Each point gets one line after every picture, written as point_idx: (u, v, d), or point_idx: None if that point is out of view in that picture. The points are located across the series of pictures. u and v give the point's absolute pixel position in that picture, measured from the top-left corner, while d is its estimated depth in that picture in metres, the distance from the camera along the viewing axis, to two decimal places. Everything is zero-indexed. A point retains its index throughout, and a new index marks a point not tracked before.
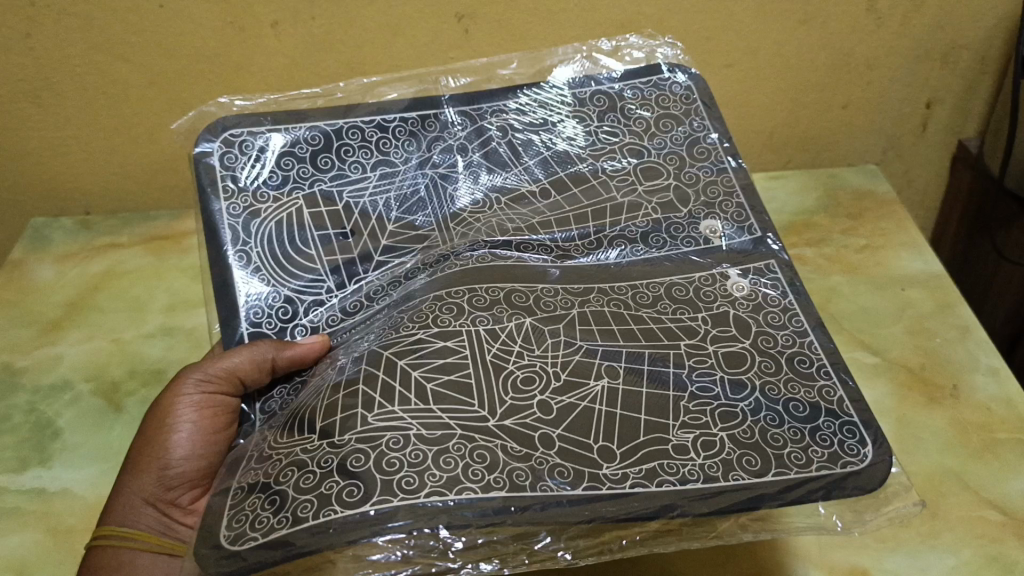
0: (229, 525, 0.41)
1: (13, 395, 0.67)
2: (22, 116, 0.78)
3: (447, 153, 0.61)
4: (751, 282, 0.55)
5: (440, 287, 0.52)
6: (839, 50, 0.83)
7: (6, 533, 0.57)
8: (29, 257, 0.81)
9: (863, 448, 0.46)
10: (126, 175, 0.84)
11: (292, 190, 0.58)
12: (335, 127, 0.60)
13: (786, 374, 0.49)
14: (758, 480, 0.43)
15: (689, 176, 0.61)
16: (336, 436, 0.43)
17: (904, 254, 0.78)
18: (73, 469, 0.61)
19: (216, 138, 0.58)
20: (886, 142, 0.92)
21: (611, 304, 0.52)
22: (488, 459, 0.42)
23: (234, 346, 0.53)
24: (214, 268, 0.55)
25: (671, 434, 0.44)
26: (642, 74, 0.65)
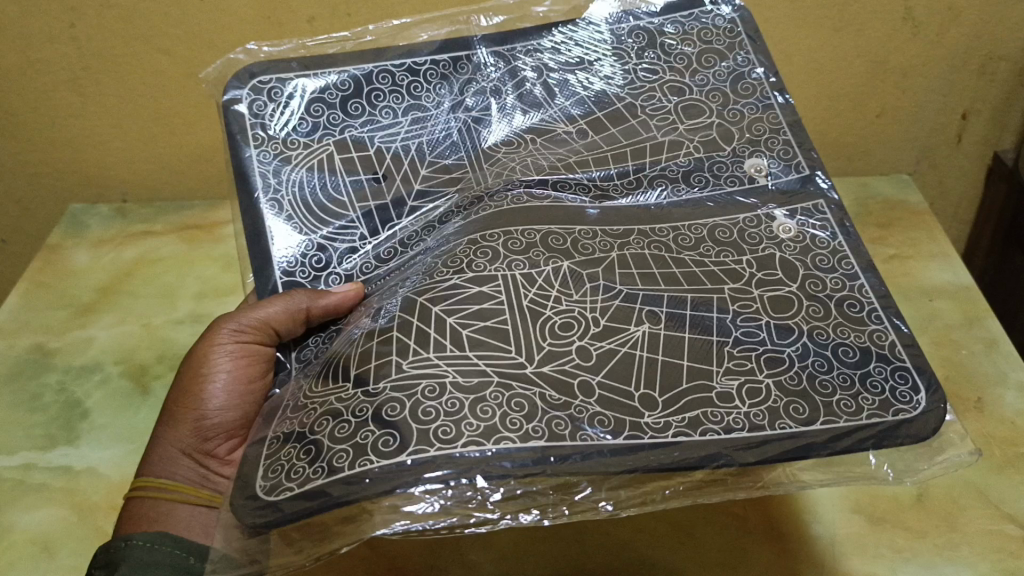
0: (265, 474, 0.42)
1: (45, 374, 0.68)
2: (63, 104, 0.80)
3: (480, 95, 0.61)
4: (799, 223, 0.54)
5: (475, 231, 0.52)
6: (875, 58, 0.83)
7: (33, 507, 0.58)
8: (65, 242, 0.83)
9: (916, 395, 0.45)
10: (163, 165, 0.85)
11: (323, 136, 0.59)
12: (364, 72, 0.60)
13: (836, 318, 0.49)
14: (805, 428, 0.43)
15: (733, 113, 0.60)
16: (370, 385, 0.43)
17: (933, 265, 0.78)
18: (100, 448, 0.62)
19: (244, 85, 0.59)
20: (920, 153, 0.91)
21: (652, 246, 0.52)
22: (526, 407, 0.42)
23: (267, 295, 0.54)
24: (246, 217, 0.56)
25: (715, 381, 0.44)
26: (683, 7, 0.64)
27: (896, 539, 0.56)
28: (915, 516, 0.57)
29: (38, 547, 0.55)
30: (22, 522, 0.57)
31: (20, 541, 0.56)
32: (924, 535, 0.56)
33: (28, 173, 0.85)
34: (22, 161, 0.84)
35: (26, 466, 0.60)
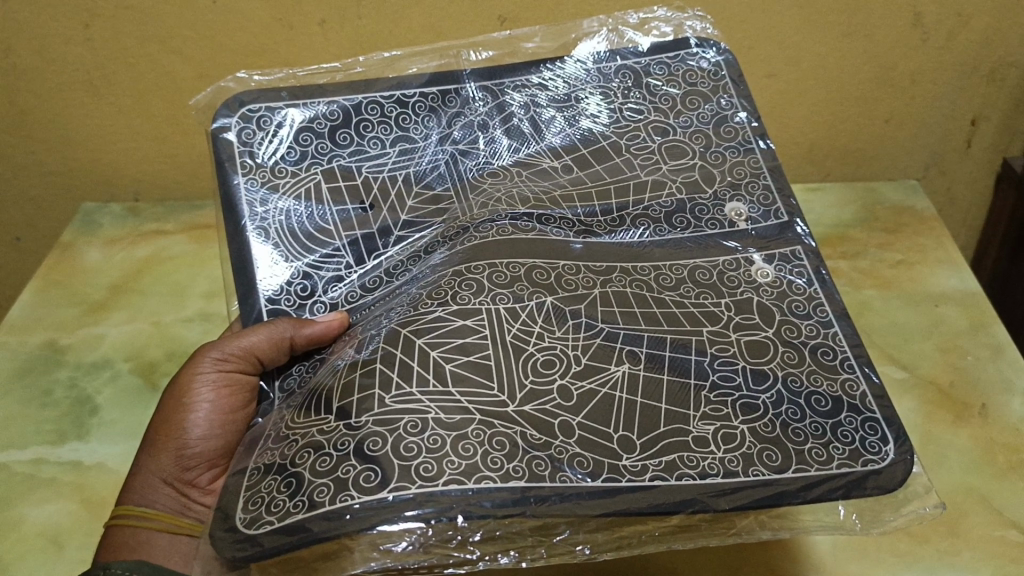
0: (246, 507, 0.43)
1: (56, 370, 0.69)
2: (78, 104, 0.81)
3: (468, 129, 0.62)
4: (777, 268, 0.56)
5: (459, 262, 0.52)
6: (882, 65, 0.83)
7: (43, 502, 0.59)
8: (78, 240, 0.84)
9: (885, 446, 0.47)
10: (175, 166, 0.86)
11: (311, 165, 0.60)
12: (354, 102, 0.62)
13: (810, 366, 0.50)
14: (778, 475, 0.45)
15: (715, 156, 0.62)
16: (353, 418, 0.44)
17: (940, 271, 0.78)
18: (108, 444, 0.63)
19: (233, 113, 0.60)
20: (929, 159, 0.91)
21: (634, 286, 0.53)
22: (507, 446, 0.44)
23: (251, 322, 0.55)
24: (233, 244, 0.57)
25: (692, 426, 0.46)
26: (669, 48, 0.66)
27: (898, 544, 0.56)
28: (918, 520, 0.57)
29: (47, 541, 0.57)
30: (31, 516, 0.58)
31: (31, 535, 0.57)
32: (926, 540, 0.56)
33: (42, 172, 0.87)
34: (37, 160, 0.85)
35: (36, 462, 0.62)
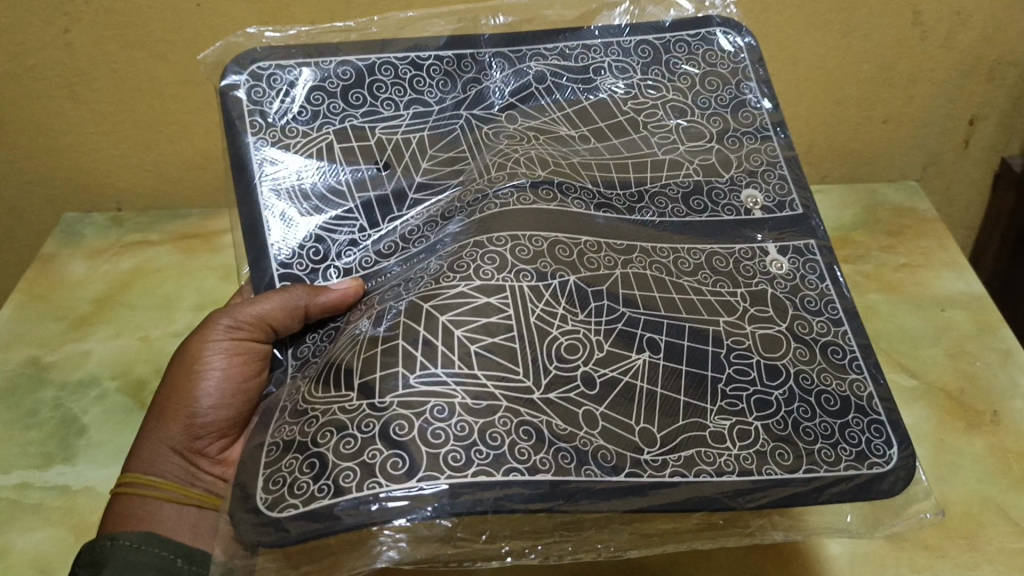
0: (266, 486, 0.41)
1: (40, 389, 0.67)
2: (57, 111, 0.78)
3: (483, 95, 0.60)
4: (790, 261, 0.55)
5: (477, 233, 0.50)
6: (882, 64, 0.82)
7: (30, 528, 0.57)
8: (60, 252, 0.81)
9: (889, 449, 0.47)
10: (159, 173, 0.84)
11: (322, 125, 0.57)
12: (368, 63, 0.59)
13: (820, 363, 0.50)
14: (790, 476, 0.44)
15: (733, 141, 0.60)
16: (376, 397, 0.42)
17: (944, 274, 0.76)
18: (97, 467, 0.61)
19: (244, 70, 0.58)
20: (927, 158, 0.90)
21: (654, 267, 0.51)
22: (533, 436, 0.42)
23: (263, 290, 0.53)
24: (242, 207, 0.54)
25: (709, 420, 0.45)
26: (693, 26, 0.64)
27: (916, 559, 0.54)
28: (934, 533, 0.56)
29: (35, 571, 0.54)
30: (19, 544, 0.56)
31: (18, 564, 0.54)
32: (945, 555, 0.54)
33: (22, 182, 0.84)
34: (15, 170, 0.83)
35: (22, 486, 0.59)
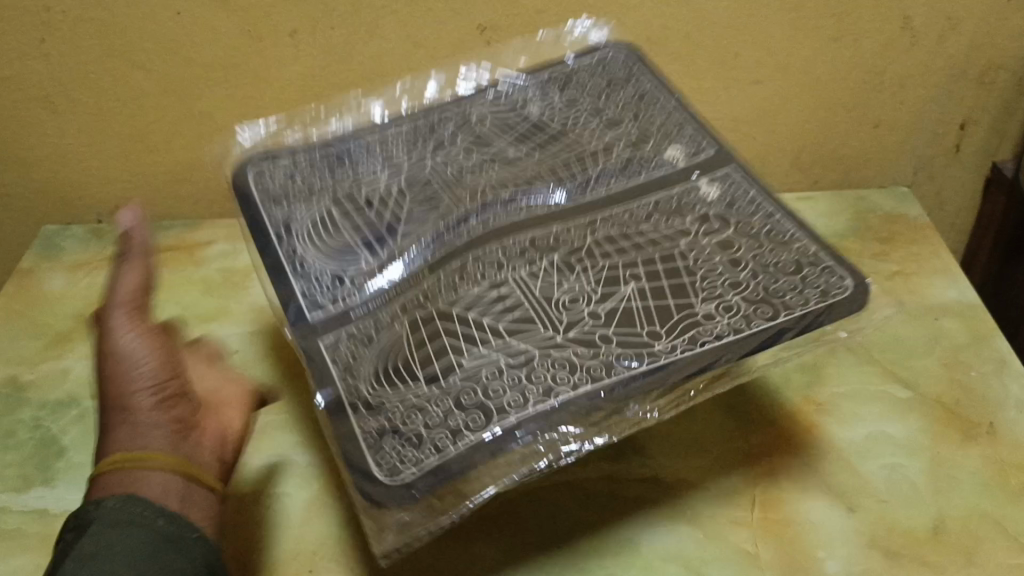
0: (379, 463, 0.46)
1: (19, 409, 0.65)
2: (35, 122, 0.78)
3: (444, 145, 0.69)
4: (715, 183, 0.64)
5: (460, 258, 0.59)
6: (872, 69, 0.81)
7: (8, 556, 0.55)
8: (39, 265, 0.80)
9: (847, 278, 0.55)
10: (140, 185, 0.84)
11: (313, 184, 0.66)
12: (342, 140, 0.69)
13: (750, 262, 0.57)
14: (776, 320, 0.52)
15: (649, 118, 0.70)
16: (443, 379, 0.51)
17: (937, 281, 0.75)
18: (77, 489, 0.59)
19: (252, 167, 0.67)
20: (917, 163, 0.89)
21: (613, 232, 0.60)
22: (567, 365, 0.50)
23: (293, 317, 0.56)
24: (277, 284, 0.58)
25: (697, 306, 0.53)
26: (585, 50, 0.76)
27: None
28: (933, 549, 0.54)
29: None
30: None
31: None
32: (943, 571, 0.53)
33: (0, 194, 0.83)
34: None
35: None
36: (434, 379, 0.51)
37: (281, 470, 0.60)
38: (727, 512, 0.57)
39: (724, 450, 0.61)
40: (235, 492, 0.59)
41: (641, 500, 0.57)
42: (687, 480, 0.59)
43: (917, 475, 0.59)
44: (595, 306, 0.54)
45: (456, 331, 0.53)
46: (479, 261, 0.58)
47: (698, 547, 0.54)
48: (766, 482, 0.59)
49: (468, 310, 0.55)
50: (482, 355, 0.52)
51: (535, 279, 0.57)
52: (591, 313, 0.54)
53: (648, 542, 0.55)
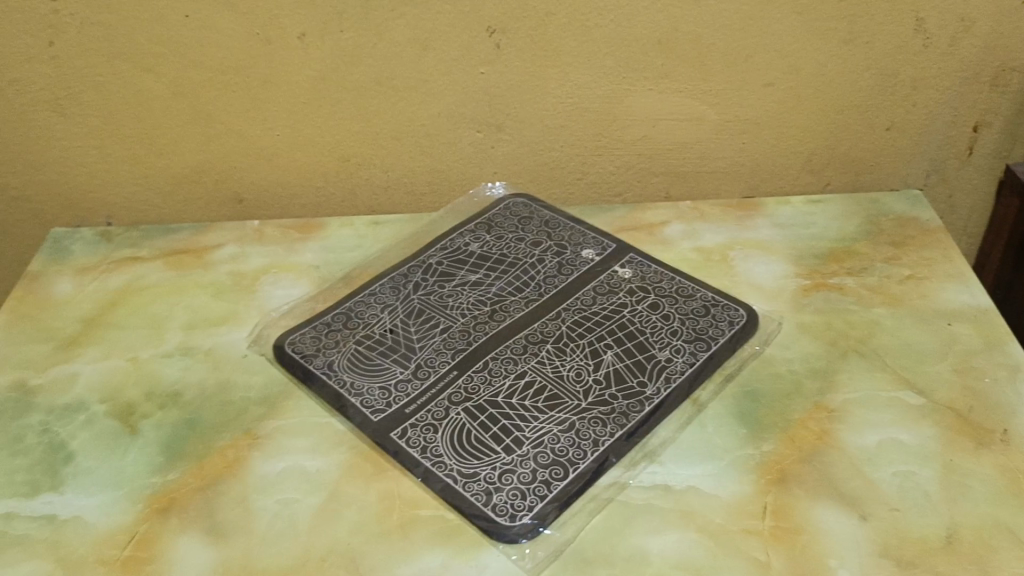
0: (512, 516, 0.56)
1: (27, 414, 0.65)
2: (45, 125, 0.79)
3: (418, 284, 0.77)
4: (632, 263, 0.78)
5: (474, 370, 0.67)
6: (883, 71, 0.81)
7: (15, 562, 0.55)
8: (47, 269, 0.80)
9: (741, 309, 0.72)
10: (149, 188, 0.84)
11: (331, 334, 0.71)
12: (346, 294, 0.76)
13: (665, 305, 0.72)
14: (707, 355, 0.68)
15: (569, 228, 0.82)
16: (517, 452, 0.60)
17: (950, 286, 0.75)
18: (86, 495, 0.59)
19: (270, 351, 0.70)
20: (930, 166, 0.88)
21: (574, 332, 0.70)
22: (599, 418, 0.62)
23: (376, 434, 0.62)
24: (344, 418, 0.64)
25: (667, 383, 0.65)
26: (493, 202, 0.86)
27: None
28: (946, 558, 0.54)
29: None
30: None
31: None
32: None
33: (9, 197, 0.84)
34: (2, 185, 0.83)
35: (8, 517, 0.58)
36: (509, 448, 0.60)
37: (297, 471, 0.60)
38: (738, 520, 0.56)
39: (734, 458, 0.60)
40: (248, 495, 0.58)
41: (651, 509, 0.57)
42: (697, 488, 0.58)
43: (930, 483, 0.58)
44: (591, 375, 0.65)
45: (507, 415, 0.62)
46: (498, 360, 0.67)
47: (708, 555, 0.54)
48: (778, 490, 0.58)
49: (505, 396, 0.64)
50: (538, 427, 0.61)
51: (546, 365, 0.67)
52: (594, 380, 0.65)
53: (657, 550, 0.54)
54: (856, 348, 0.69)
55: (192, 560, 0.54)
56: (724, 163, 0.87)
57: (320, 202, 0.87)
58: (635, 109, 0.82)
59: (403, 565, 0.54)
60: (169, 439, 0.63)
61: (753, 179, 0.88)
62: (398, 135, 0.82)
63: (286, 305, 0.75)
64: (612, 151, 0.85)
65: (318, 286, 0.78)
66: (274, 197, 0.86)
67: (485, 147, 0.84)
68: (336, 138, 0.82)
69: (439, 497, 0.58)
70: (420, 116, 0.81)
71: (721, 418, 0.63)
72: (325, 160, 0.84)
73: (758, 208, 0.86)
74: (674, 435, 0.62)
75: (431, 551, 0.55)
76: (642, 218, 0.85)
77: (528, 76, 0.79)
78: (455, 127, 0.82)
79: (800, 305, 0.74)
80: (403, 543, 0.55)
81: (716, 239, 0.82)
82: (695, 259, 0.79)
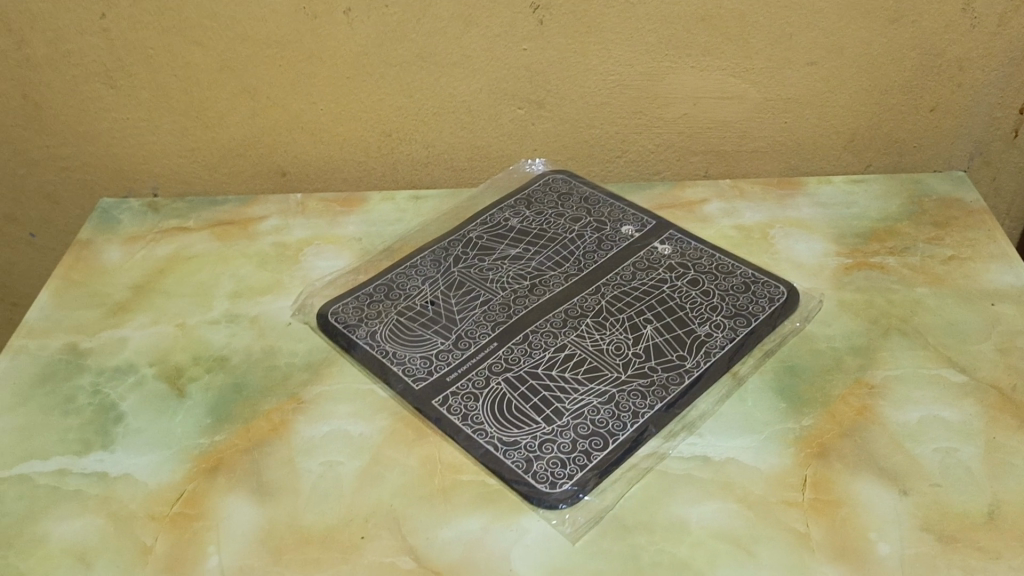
0: (551, 486, 0.56)
1: (79, 375, 0.67)
2: (95, 96, 0.80)
3: (459, 257, 0.77)
4: (673, 240, 0.78)
5: (514, 342, 0.67)
6: (928, 51, 0.80)
7: (69, 516, 0.56)
8: (97, 238, 0.82)
9: (782, 286, 0.72)
10: (196, 159, 0.86)
11: (372, 304, 0.72)
12: (387, 265, 0.77)
13: (705, 281, 0.73)
14: (747, 331, 0.68)
15: (611, 205, 0.83)
16: (558, 423, 0.60)
17: (994, 267, 0.74)
18: (135, 454, 0.60)
19: (314, 319, 0.71)
20: (975, 148, 0.87)
21: (613, 307, 0.70)
22: (639, 391, 0.62)
23: (416, 403, 0.63)
24: (385, 387, 0.65)
25: (707, 358, 0.65)
26: (536, 176, 0.86)
27: (968, 560, 0.52)
28: (987, 534, 0.54)
29: (75, 559, 0.54)
30: (57, 532, 0.55)
31: (57, 552, 0.54)
32: (998, 556, 0.52)
33: (60, 167, 0.86)
34: (53, 155, 0.85)
35: (61, 473, 0.59)
36: (550, 419, 0.60)
37: (341, 436, 0.61)
38: (778, 491, 0.56)
39: (775, 431, 0.60)
40: (293, 457, 0.60)
41: (689, 478, 0.57)
42: (737, 460, 0.59)
43: (972, 460, 0.58)
44: (631, 349, 0.66)
45: (548, 386, 0.63)
46: (538, 333, 0.68)
47: (747, 525, 0.54)
48: (818, 464, 0.58)
49: (546, 368, 0.64)
50: (578, 399, 0.62)
51: (586, 338, 0.67)
52: (634, 354, 0.65)
53: (696, 519, 0.55)
54: (898, 326, 0.69)
55: (240, 518, 0.56)
56: (765, 142, 0.86)
57: (362, 176, 0.88)
58: (677, 86, 0.82)
59: (445, 528, 0.55)
60: (216, 402, 0.64)
61: (794, 159, 0.88)
62: (440, 111, 0.83)
63: (330, 276, 0.76)
64: (653, 129, 0.85)
65: (360, 258, 0.79)
66: (317, 171, 0.87)
67: (526, 123, 0.85)
68: (379, 112, 0.83)
69: (480, 462, 0.58)
70: (463, 92, 0.82)
71: (761, 391, 0.63)
72: (367, 134, 0.84)
73: (799, 187, 0.86)
74: (714, 408, 0.62)
75: (472, 515, 0.55)
76: (682, 196, 0.85)
77: (571, 53, 0.80)
78: (496, 103, 0.83)
79: (841, 284, 0.73)
80: (445, 506, 0.56)
81: (757, 218, 0.82)
82: (735, 237, 0.79)
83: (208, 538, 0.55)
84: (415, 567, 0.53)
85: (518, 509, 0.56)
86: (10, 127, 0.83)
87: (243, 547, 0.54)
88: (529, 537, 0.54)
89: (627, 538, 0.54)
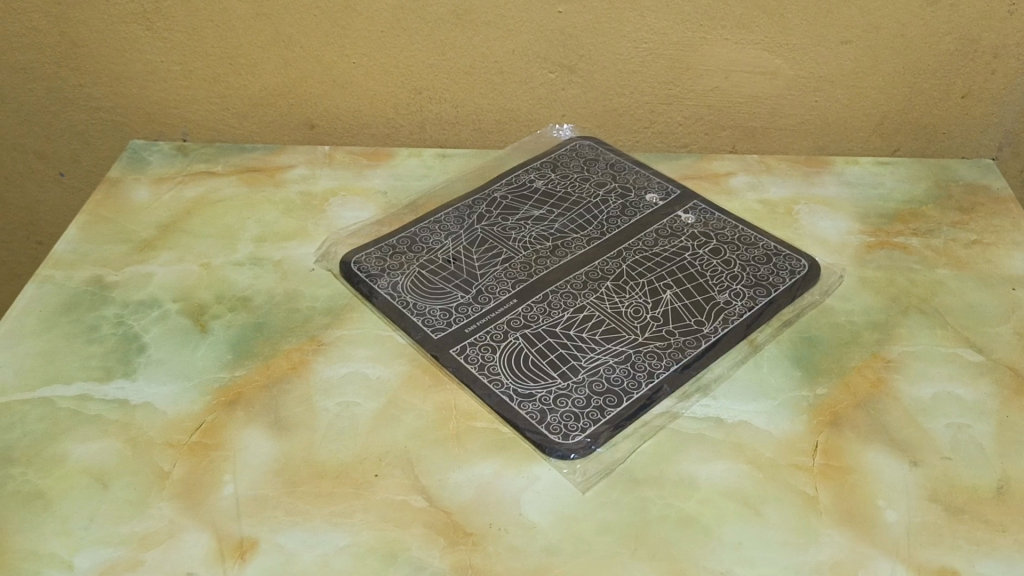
0: (564, 437, 0.57)
1: (103, 307, 0.68)
2: (131, 37, 0.81)
3: (483, 216, 0.78)
4: (698, 211, 0.78)
5: (534, 300, 0.68)
6: (964, 36, 0.80)
7: (89, 439, 0.57)
8: (125, 177, 0.82)
9: (803, 261, 0.72)
10: (226, 107, 0.86)
11: (396, 255, 0.73)
12: (413, 219, 0.78)
13: (726, 252, 0.73)
14: (766, 301, 0.68)
15: (636, 173, 0.83)
16: (574, 378, 0.60)
17: (1016, 253, 0.74)
18: (156, 384, 0.61)
19: (338, 267, 0.72)
20: (1004, 137, 0.87)
21: (632, 271, 0.70)
22: (656, 353, 0.63)
23: (434, 352, 0.63)
24: (405, 335, 0.65)
25: (726, 325, 0.65)
26: (565, 142, 0.86)
27: (974, 532, 0.53)
28: (995, 508, 0.54)
29: (93, 479, 0.55)
30: (77, 453, 0.56)
31: (76, 472, 0.55)
32: (1004, 530, 0.53)
33: (92, 107, 0.87)
34: (87, 94, 0.86)
35: (83, 397, 0.60)
36: (565, 374, 0.61)
37: (358, 378, 0.62)
38: (788, 455, 0.57)
39: (788, 399, 0.61)
40: (311, 396, 0.60)
41: (702, 438, 0.58)
42: (749, 423, 0.59)
43: (983, 437, 0.58)
44: (650, 312, 0.66)
45: (565, 343, 0.63)
46: (558, 293, 0.68)
47: (757, 485, 0.55)
48: (830, 432, 0.58)
49: (564, 327, 0.65)
50: (594, 357, 0.62)
51: (605, 300, 0.67)
52: (652, 317, 0.66)
53: (705, 477, 0.55)
54: (917, 305, 0.69)
55: (257, 450, 0.57)
56: (794, 119, 0.86)
57: (390, 133, 0.89)
58: (709, 59, 0.82)
59: (457, 471, 0.55)
60: (237, 339, 0.65)
61: (822, 138, 0.88)
62: (472, 71, 0.83)
63: (354, 226, 0.77)
64: (682, 100, 0.85)
65: (384, 211, 0.79)
66: (346, 125, 0.88)
67: (556, 88, 0.85)
68: (411, 69, 0.83)
69: (494, 411, 0.59)
70: (496, 52, 0.82)
71: (777, 360, 0.64)
72: (398, 91, 0.85)
73: (826, 165, 0.85)
74: (729, 372, 0.62)
75: (484, 460, 0.56)
76: (708, 168, 0.85)
77: (605, 18, 0.80)
78: (528, 66, 0.83)
79: (863, 261, 0.73)
80: (457, 451, 0.57)
81: (782, 193, 0.82)
82: (759, 211, 0.79)
83: (224, 467, 0.55)
84: (426, 505, 0.53)
85: (530, 458, 0.56)
86: (45, 64, 0.83)
87: (258, 477, 0.55)
88: (540, 484, 0.55)
89: (636, 491, 0.54)
